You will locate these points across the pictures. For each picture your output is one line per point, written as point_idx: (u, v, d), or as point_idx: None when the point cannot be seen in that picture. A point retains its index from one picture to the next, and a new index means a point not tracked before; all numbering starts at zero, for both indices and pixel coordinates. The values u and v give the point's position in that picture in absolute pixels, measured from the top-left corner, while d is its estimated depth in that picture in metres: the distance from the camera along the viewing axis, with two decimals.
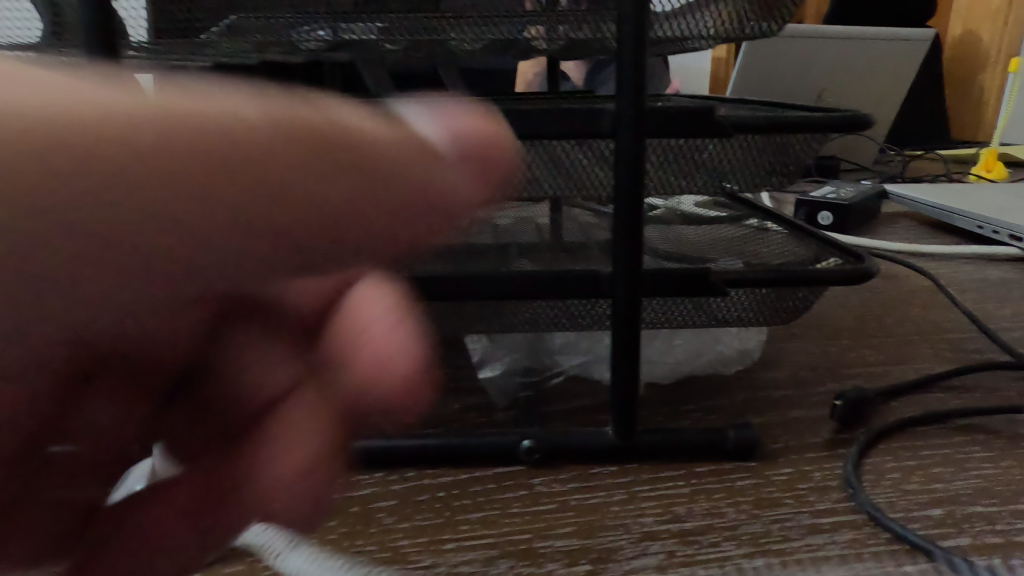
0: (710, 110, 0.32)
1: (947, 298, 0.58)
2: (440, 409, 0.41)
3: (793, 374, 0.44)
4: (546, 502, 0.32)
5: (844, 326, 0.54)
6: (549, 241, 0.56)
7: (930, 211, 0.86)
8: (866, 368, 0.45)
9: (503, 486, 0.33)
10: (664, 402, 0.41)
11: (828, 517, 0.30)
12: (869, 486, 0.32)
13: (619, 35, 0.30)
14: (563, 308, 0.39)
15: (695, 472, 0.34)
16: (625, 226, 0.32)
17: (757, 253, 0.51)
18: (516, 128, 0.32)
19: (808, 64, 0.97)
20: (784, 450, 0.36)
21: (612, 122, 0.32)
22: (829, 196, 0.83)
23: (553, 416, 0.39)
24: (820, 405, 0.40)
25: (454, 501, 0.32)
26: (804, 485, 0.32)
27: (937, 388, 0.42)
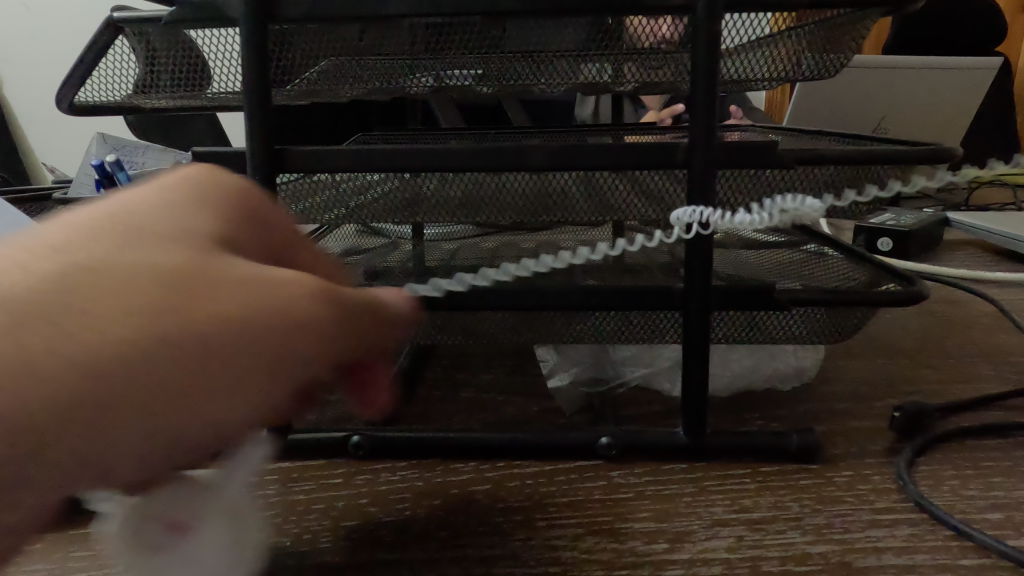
0: (772, 145, 0.36)
1: (1008, 324, 0.58)
2: (522, 409, 0.44)
3: (853, 389, 0.46)
4: (624, 491, 0.35)
5: (903, 345, 0.54)
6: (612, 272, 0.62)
7: (993, 239, 0.84)
8: (926, 388, 0.46)
9: (586, 476, 0.36)
10: (729, 409, 0.42)
11: (886, 514, 0.32)
12: (926, 490, 0.34)
13: (692, 80, 0.35)
14: (622, 324, 0.41)
15: (759, 471, 0.36)
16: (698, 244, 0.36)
17: (814, 279, 0.54)
18: (598, 159, 0.37)
19: (868, 94, 0.99)
20: (844, 455, 0.37)
21: (685, 157, 0.36)
22: (888, 223, 0.85)
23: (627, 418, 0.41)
24: (879, 419, 0.41)
25: (542, 488, 0.35)
26: (864, 486, 0.34)
27: (998, 406, 0.43)
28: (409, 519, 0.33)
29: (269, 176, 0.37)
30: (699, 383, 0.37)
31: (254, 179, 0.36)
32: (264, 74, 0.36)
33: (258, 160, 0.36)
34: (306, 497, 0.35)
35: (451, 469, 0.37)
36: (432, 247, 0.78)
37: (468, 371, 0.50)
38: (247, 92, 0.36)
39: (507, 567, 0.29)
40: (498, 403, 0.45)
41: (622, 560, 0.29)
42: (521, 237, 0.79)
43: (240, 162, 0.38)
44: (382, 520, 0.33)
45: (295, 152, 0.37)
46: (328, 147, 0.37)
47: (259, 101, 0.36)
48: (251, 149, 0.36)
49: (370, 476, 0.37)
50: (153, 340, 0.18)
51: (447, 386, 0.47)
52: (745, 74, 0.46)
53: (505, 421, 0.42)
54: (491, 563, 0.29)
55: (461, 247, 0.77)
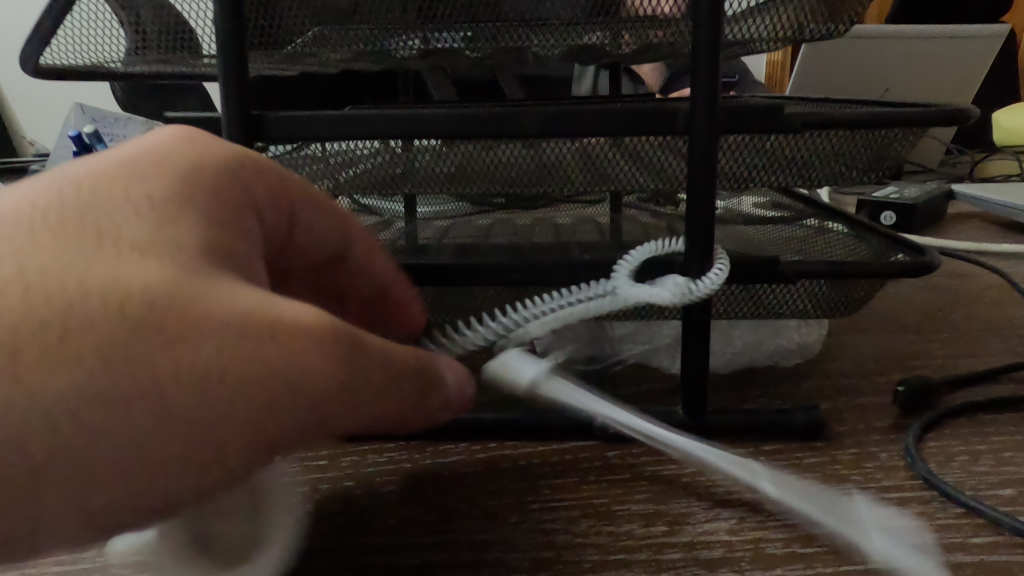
0: (777, 107, 0.34)
1: (1016, 297, 0.56)
2: None
3: (858, 365, 0.44)
4: (621, 472, 0.33)
5: (909, 320, 0.53)
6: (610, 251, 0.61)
7: (999, 211, 0.82)
8: (933, 363, 0.44)
9: (580, 457, 0.35)
10: (730, 387, 0.41)
11: (894, 492, 0.31)
12: (935, 466, 0.33)
13: (696, 38, 0.32)
14: (618, 299, 0.39)
15: (761, 450, 0.35)
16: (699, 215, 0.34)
17: (818, 252, 0.53)
18: (593, 126, 0.35)
19: (872, 64, 0.96)
20: (849, 432, 0.36)
21: (685, 121, 0.34)
22: (892, 197, 0.83)
23: (623, 396, 0.40)
24: (886, 394, 0.40)
25: (534, 469, 0.34)
26: (870, 464, 0.33)
27: (1008, 379, 0.42)
28: (396, 503, 0.31)
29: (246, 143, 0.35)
30: (699, 360, 0.35)
31: (231, 147, 0.34)
32: (238, 33, 0.33)
33: (233, 126, 0.34)
34: (291, 480, 0.33)
35: (441, 451, 0.36)
36: (424, 225, 0.76)
37: None
38: (221, 53, 0.33)
39: (498, 551, 0.28)
40: None
41: (617, 543, 0.28)
42: (517, 214, 0.78)
43: (216, 128, 0.36)
44: (369, 504, 0.31)
45: (273, 118, 0.35)
46: (309, 113, 0.35)
47: (234, 62, 0.34)
48: (227, 114, 0.34)
49: (357, 458, 0.35)
50: (142, 412, 0.19)
51: None
52: (751, 36, 0.43)
53: None
54: (481, 547, 0.28)
55: (455, 224, 0.76)
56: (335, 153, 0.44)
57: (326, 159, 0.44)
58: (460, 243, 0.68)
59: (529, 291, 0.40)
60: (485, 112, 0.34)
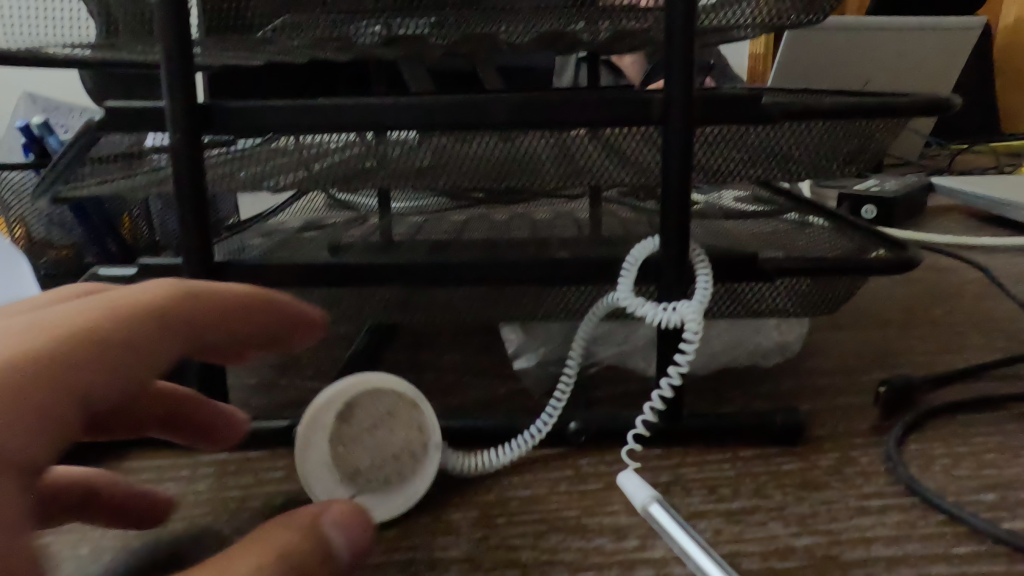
0: (756, 96, 0.33)
1: (996, 290, 0.56)
2: (487, 392, 0.40)
3: (839, 363, 0.43)
4: (592, 482, 0.32)
5: (890, 315, 0.52)
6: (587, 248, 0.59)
7: (978, 203, 0.82)
8: (913, 360, 0.43)
9: (551, 466, 0.33)
10: (708, 388, 0.40)
11: (875, 500, 0.29)
12: (916, 471, 0.32)
13: (672, 22, 0.31)
14: (591, 298, 0.38)
15: (738, 455, 0.33)
16: (675, 212, 0.32)
17: (798, 246, 0.52)
18: (566, 116, 0.33)
19: (853, 55, 0.95)
20: (830, 435, 0.35)
21: (663, 111, 0.32)
22: (873, 189, 0.83)
23: (597, 399, 0.38)
24: (866, 394, 0.39)
25: (502, 479, 0.32)
26: (851, 469, 0.32)
27: (989, 376, 0.41)
28: None
29: (192, 138, 0.31)
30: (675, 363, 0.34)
31: (175, 141, 0.31)
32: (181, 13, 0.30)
33: (176, 118, 0.31)
34: (243, 495, 0.31)
35: None
36: (398, 220, 0.74)
37: (431, 350, 0.47)
38: (163, 35, 0.30)
39: (460, 571, 0.26)
40: (460, 386, 0.41)
41: (586, 561, 0.26)
42: (494, 209, 0.76)
43: (158, 120, 0.32)
44: None
45: (221, 109, 0.32)
46: (262, 104, 0.32)
47: (177, 44, 0.30)
48: (168, 104, 0.31)
49: None
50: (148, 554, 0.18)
51: (409, 368, 0.44)
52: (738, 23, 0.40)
53: (470, 405, 0.39)
54: (442, 567, 0.26)
55: (430, 220, 0.74)
56: (294, 145, 0.41)
57: (285, 150, 0.42)
58: (435, 239, 0.67)
59: (500, 293, 0.38)
60: (450, 101, 0.32)
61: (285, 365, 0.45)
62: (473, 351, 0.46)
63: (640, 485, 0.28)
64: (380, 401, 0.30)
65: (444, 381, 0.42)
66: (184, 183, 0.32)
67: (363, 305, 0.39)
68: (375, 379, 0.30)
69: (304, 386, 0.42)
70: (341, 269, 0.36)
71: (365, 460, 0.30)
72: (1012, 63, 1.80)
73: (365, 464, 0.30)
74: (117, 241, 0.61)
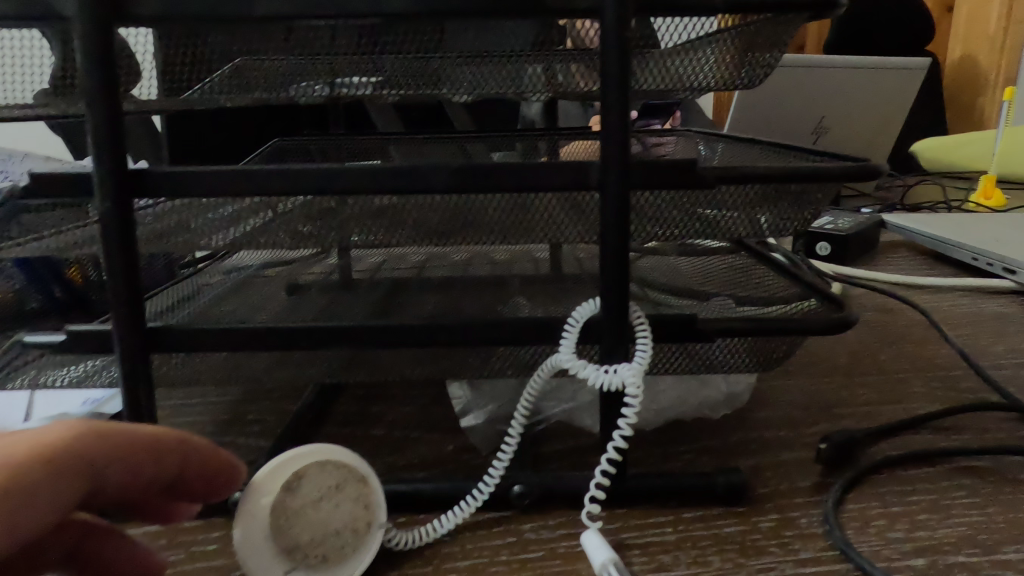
0: (692, 162, 0.33)
1: (939, 334, 0.57)
2: (435, 449, 0.40)
3: (786, 414, 0.44)
4: (534, 549, 0.32)
5: (837, 361, 0.53)
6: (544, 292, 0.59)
7: (926, 242, 0.84)
8: (857, 410, 0.44)
9: (493, 532, 0.33)
10: (655, 443, 0.40)
11: (812, 567, 0.30)
12: (854, 534, 0.32)
13: (604, 95, 0.31)
14: (538, 356, 0.38)
15: (682, 518, 0.33)
16: (612, 275, 0.33)
17: (748, 292, 0.52)
18: (505, 181, 0.33)
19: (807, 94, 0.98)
20: (773, 494, 0.35)
21: (600, 177, 0.33)
22: (827, 227, 0.85)
23: (544, 458, 0.38)
24: (809, 449, 0.39)
25: (443, 549, 0.32)
26: (790, 533, 0.32)
27: (928, 428, 0.42)
28: None
29: (122, 204, 0.31)
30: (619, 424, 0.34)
31: (104, 208, 0.31)
32: (110, 82, 0.30)
33: (106, 184, 0.31)
34: (173, 571, 0.30)
35: None
36: (357, 259, 0.73)
37: (382, 404, 0.46)
38: (91, 104, 0.30)
39: None
40: (408, 443, 0.41)
41: None
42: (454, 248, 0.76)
43: (87, 186, 0.32)
44: None
45: (155, 175, 0.32)
46: (196, 169, 0.32)
47: (105, 114, 0.30)
48: (98, 169, 0.30)
49: None
50: None
51: (357, 423, 0.43)
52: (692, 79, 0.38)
53: (417, 464, 0.39)
54: None
55: (389, 259, 0.73)
56: None
57: None
58: (393, 280, 0.66)
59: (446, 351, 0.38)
60: (389, 167, 0.32)
61: (229, 421, 0.44)
62: (423, 404, 0.46)
63: (600, 546, 0.29)
64: (328, 475, 0.30)
65: (392, 437, 0.41)
66: (115, 249, 0.31)
67: (308, 364, 0.39)
68: (325, 453, 0.30)
69: (248, 444, 0.41)
70: (282, 332, 0.35)
71: (305, 535, 0.29)
72: (959, 98, 1.88)
73: (304, 539, 0.29)
74: (62, 286, 0.60)
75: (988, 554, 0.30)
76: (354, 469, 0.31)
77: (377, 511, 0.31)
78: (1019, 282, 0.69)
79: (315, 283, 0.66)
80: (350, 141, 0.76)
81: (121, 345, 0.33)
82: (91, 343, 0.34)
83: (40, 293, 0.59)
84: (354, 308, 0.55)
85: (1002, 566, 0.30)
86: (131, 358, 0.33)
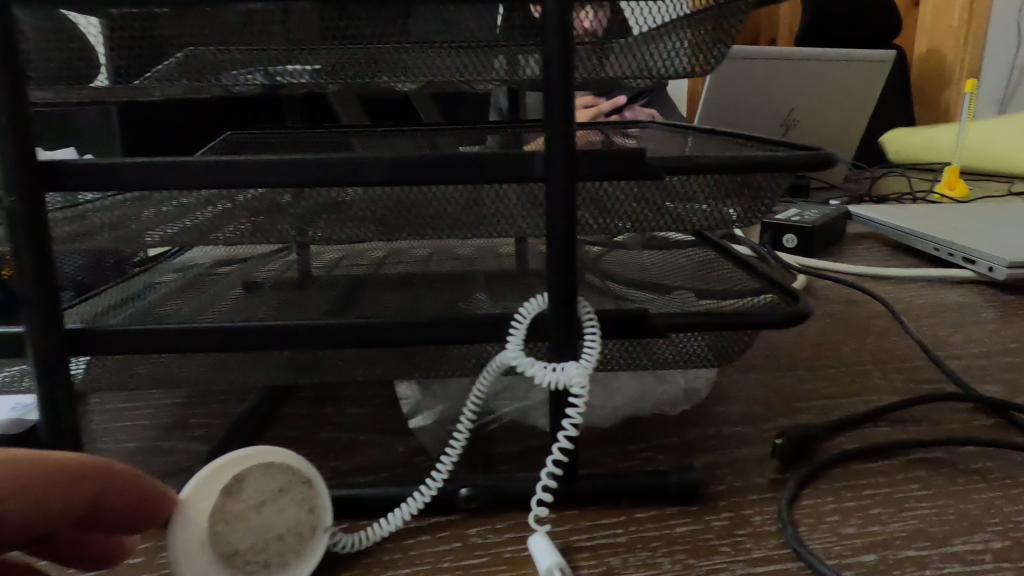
0: (640, 152, 0.32)
1: (899, 325, 0.57)
2: (384, 451, 0.38)
3: (744, 408, 0.43)
4: (479, 554, 0.30)
5: (799, 354, 0.53)
6: (505, 287, 0.58)
7: (890, 233, 0.85)
8: (815, 404, 0.44)
9: (438, 538, 0.32)
10: (610, 442, 0.39)
11: (762, 566, 0.29)
12: (807, 531, 0.31)
13: (546, 81, 0.30)
14: (488, 354, 0.36)
15: (633, 518, 0.33)
16: (559, 269, 0.32)
17: (710, 285, 0.52)
18: (446, 172, 0.32)
19: (773, 87, 0.99)
20: (727, 492, 0.34)
21: (544, 168, 0.31)
22: (793, 219, 0.85)
23: (495, 459, 0.37)
24: (766, 445, 0.38)
25: (385, 557, 0.30)
26: (743, 531, 0.31)
27: (885, 420, 0.42)
28: None
29: (32, 198, 0.29)
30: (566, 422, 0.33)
31: (12, 201, 0.29)
32: (14, 67, 0.28)
33: (14, 177, 0.29)
34: None
35: None
36: (317, 255, 0.72)
37: (331, 406, 0.44)
38: None
39: None
40: (357, 445, 0.39)
41: None
42: (417, 243, 0.74)
43: None
44: None
45: (67, 167, 0.30)
46: (114, 161, 0.30)
47: (9, 103, 0.28)
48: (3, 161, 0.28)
49: None
50: None
51: (305, 426, 0.42)
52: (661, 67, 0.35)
53: (364, 467, 0.37)
54: None
55: (349, 256, 0.71)
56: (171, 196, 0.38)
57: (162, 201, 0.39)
58: (351, 276, 0.64)
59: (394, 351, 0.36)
60: (323, 160, 0.31)
61: (170, 426, 0.42)
62: (375, 406, 0.44)
63: (545, 550, 0.28)
64: (272, 477, 0.28)
65: (340, 440, 0.40)
66: (26, 246, 0.29)
67: (246, 365, 0.37)
68: (268, 455, 0.29)
69: (187, 450, 0.39)
70: (215, 333, 0.33)
71: (247, 541, 0.28)
72: (925, 92, 1.91)
73: (246, 544, 0.28)
74: None
75: (939, 549, 0.30)
76: (299, 472, 0.29)
77: (324, 516, 0.30)
78: (980, 272, 0.70)
79: (270, 280, 0.64)
80: (307, 134, 0.73)
81: (39, 348, 0.31)
82: (6, 346, 0.32)
83: None
84: (309, 306, 0.54)
85: (952, 561, 0.29)
86: (48, 362, 0.31)
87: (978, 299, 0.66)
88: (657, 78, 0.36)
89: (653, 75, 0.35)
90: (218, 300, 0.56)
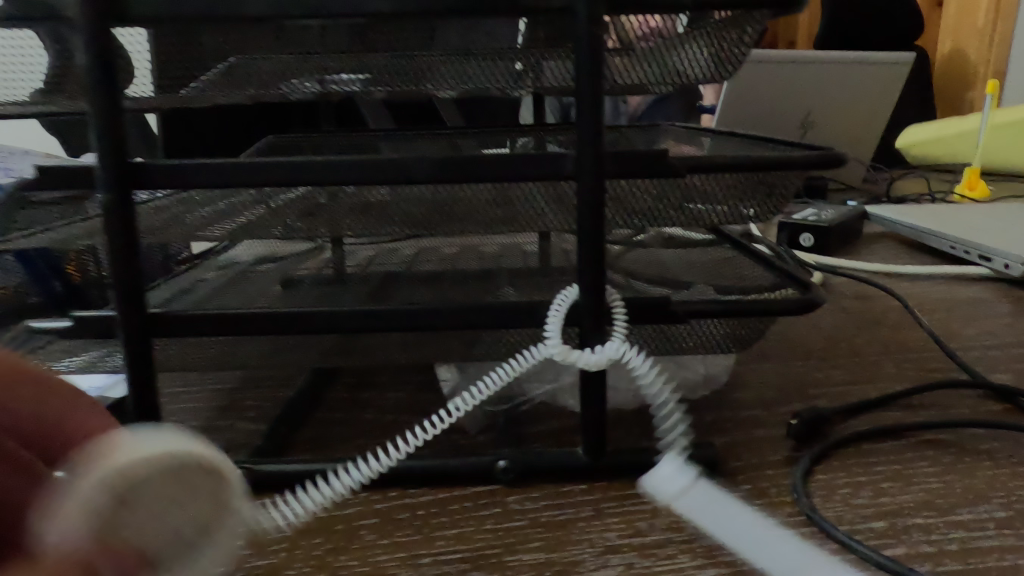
0: (664, 152, 0.35)
1: (913, 319, 0.59)
2: (426, 429, 0.42)
3: (761, 394, 0.46)
4: (518, 518, 0.33)
5: (814, 345, 0.55)
6: (532, 282, 0.61)
7: (907, 232, 0.86)
8: (830, 390, 0.46)
9: (479, 504, 0.35)
10: (635, 422, 0.42)
11: (779, 530, 0.32)
12: (820, 501, 0.34)
13: (579, 88, 0.33)
14: (521, 339, 0.39)
15: None
16: (588, 259, 0.35)
17: (728, 279, 0.54)
18: (486, 171, 0.35)
19: (790, 90, 1.01)
20: (745, 467, 0.37)
21: (575, 166, 0.34)
22: (810, 218, 0.87)
23: (529, 436, 0.40)
24: (782, 426, 0.41)
25: (432, 519, 0.34)
26: (760, 500, 0.34)
27: (897, 405, 0.44)
28: (284, 564, 0.31)
29: (122, 196, 0.33)
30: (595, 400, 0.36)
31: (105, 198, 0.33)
32: (110, 79, 0.32)
33: (108, 177, 0.33)
34: None
35: (339, 502, 0.35)
36: (351, 254, 0.75)
37: (372, 390, 0.47)
38: (93, 100, 0.32)
39: None
40: (400, 424, 0.43)
41: None
42: (446, 242, 0.77)
43: (88, 177, 0.33)
44: (256, 564, 0.31)
45: (151, 168, 0.33)
46: (193, 160, 0.34)
47: (106, 111, 0.32)
48: (100, 162, 0.32)
49: None
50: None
51: (351, 407, 0.45)
52: (684, 73, 0.39)
53: (408, 443, 0.40)
54: None
55: (382, 254, 0.75)
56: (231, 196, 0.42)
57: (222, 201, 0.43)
58: (384, 273, 0.68)
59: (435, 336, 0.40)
60: (375, 160, 0.34)
61: (227, 406, 0.46)
62: (414, 389, 0.47)
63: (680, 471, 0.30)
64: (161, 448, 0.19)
65: (384, 419, 0.43)
66: (118, 239, 0.33)
67: (299, 349, 0.40)
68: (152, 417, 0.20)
69: (246, 427, 0.43)
70: (276, 318, 0.37)
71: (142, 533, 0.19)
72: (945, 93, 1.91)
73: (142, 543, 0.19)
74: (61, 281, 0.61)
75: (945, 517, 0.32)
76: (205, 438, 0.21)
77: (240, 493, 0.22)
78: (995, 269, 0.71)
79: (309, 276, 0.67)
80: (341, 138, 0.77)
81: (126, 329, 0.35)
82: (95, 329, 0.35)
83: (40, 289, 0.61)
84: (348, 299, 0.57)
85: (955, 527, 0.32)
86: (133, 342, 0.35)
87: (993, 295, 0.67)
88: (682, 84, 0.39)
89: (678, 81, 0.39)
90: (263, 294, 0.60)
